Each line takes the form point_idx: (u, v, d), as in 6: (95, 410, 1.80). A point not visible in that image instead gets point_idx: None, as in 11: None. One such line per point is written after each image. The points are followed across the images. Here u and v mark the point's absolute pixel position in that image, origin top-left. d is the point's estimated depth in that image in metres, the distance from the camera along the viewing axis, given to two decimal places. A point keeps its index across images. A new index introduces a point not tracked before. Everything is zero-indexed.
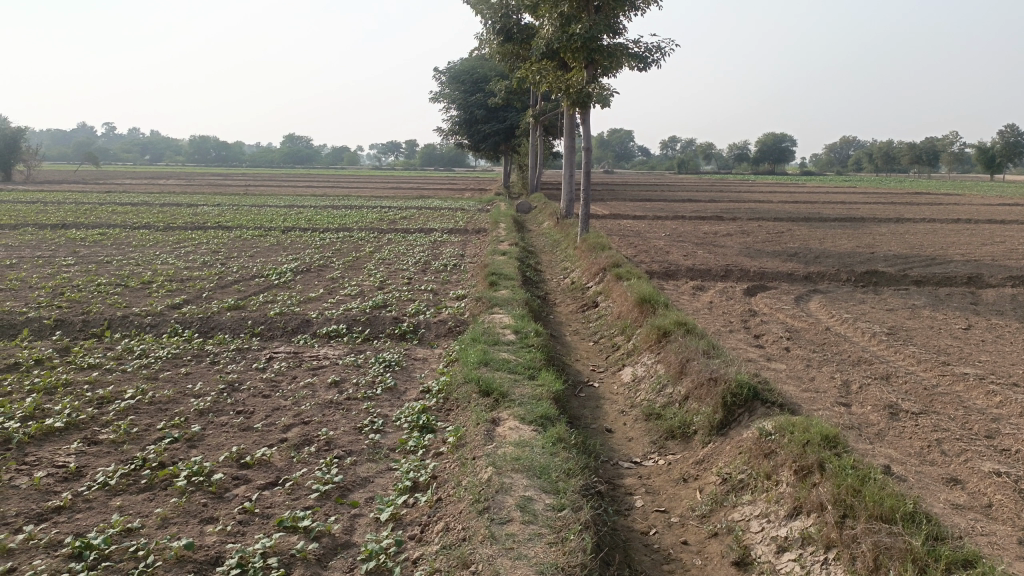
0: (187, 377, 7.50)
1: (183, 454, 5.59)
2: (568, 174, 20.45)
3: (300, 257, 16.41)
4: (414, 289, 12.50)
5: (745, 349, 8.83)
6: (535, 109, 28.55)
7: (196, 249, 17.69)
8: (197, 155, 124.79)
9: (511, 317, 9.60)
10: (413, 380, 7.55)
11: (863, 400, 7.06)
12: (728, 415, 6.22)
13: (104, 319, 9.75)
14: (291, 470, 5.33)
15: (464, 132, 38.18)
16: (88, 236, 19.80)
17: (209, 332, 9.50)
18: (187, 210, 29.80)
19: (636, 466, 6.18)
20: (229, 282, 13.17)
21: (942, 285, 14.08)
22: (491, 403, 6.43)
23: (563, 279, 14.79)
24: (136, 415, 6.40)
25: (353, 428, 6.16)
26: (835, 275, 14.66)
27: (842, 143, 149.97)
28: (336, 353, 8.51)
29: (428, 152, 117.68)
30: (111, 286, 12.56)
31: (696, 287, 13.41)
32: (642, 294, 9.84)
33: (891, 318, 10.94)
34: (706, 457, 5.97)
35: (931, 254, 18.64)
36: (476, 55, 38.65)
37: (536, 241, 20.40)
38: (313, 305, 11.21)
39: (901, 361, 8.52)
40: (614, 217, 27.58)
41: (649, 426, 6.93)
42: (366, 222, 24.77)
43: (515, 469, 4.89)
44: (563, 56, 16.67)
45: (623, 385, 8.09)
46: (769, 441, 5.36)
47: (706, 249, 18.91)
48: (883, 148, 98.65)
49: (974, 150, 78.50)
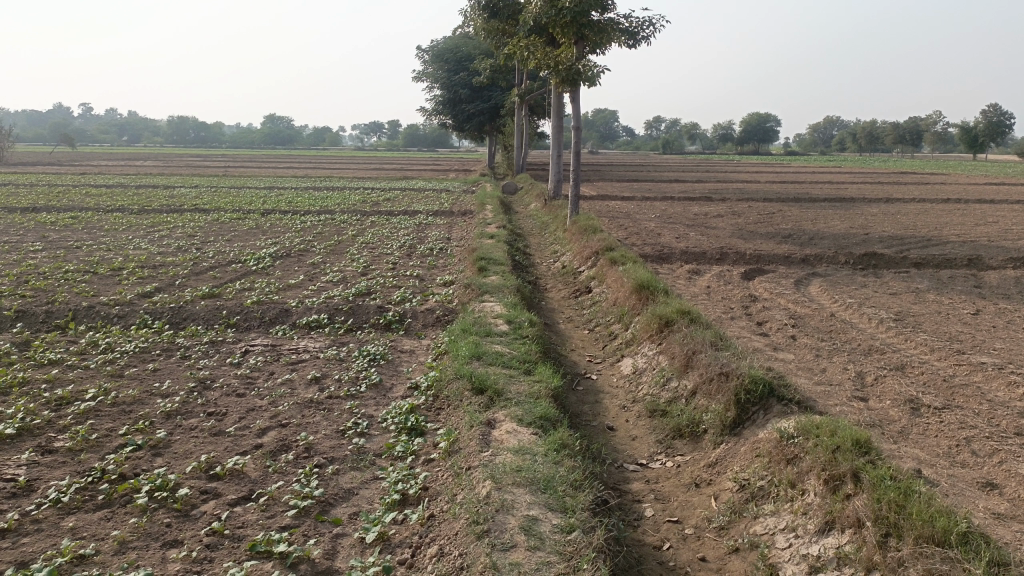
0: (155, 374, 6.93)
1: (147, 464, 5.06)
2: (555, 156, 19.79)
3: (280, 241, 15.77)
4: (399, 275, 11.96)
5: (749, 338, 8.37)
6: (520, 88, 27.80)
7: (171, 233, 17.01)
8: (176, 136, 122.60)
9: (503, 306, 9.08)
10: (399, 376, 7.04)
11: (881, 394, 6.63)
12: (742, 414, 5.75)
13: (69, 309, 9.14)
14: (266, 482, 4.81)
15: (447, 112, 37.47)
16: (59, 220, 19.04)
17: (180, 323, 8.92)
18: (164, 192, 29.02)
19: (642, 470, 5.71)
20: (204, 268, 12.55)
21: (942, 268, 13.69)
22: (485, 402, 5.93)
23: (554, 263, 14.27)
24: (97, 418, 5.85)
25: (336, 432, 5.65)
26: (833, 258, 14.23)
27: (826, 123, 149.75)
28: (317, 346, 7.96)
29: (412, 133, 116.15)
30: (79, 273, 11.93)
31: (692, 271, 12.96)
32: (640, 279, 9.35)
33: (895, 302, 10.54)
34: (719, 460, 5.52)
35: (927, 235, 18.29)
36: (460, 32, 37.79)
37: (523, 223, 19.90)
38: (292, 292, 10.65)
39: (913, 350, 8.09)
40: (602, 198, 27.08)
41: (653, 423, 6.47)
42: (349, 204, 24.15)
43: (517, 482, 4.40)
44: (551, 32, 16.06)
45: (623, 379, 7.62)
46: (791, 445, 4.92)
47: (697, 230, 18.47)
48: (868, 128, 98.60)
49: (958, 129, 78.11)
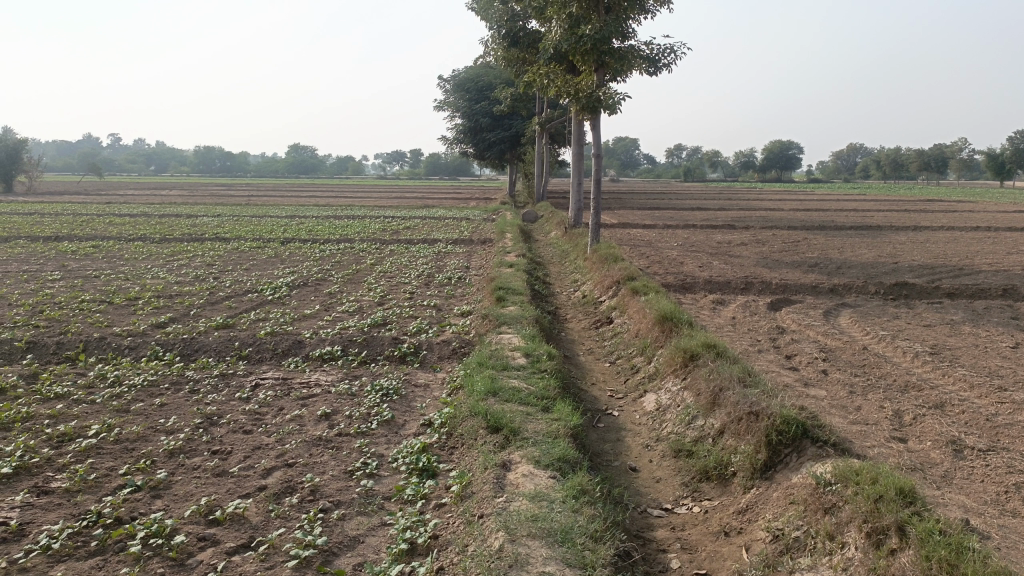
0: (161, 409, 6.72)
1: (145, 507, 4.82)
2: (575, 184, 19.57)
3: (298, 270, 15.64)
4: (416, 305, 11.74)
5: (778, 373, 8.02)
6: (541, 116, 27.75)
7: (190, 262, 16.97)
8: (202, 166, 124.47)
9: (521, 338, 8.80)
10: (413, 412, 6.77)
11: (920, 434, 6.25)
12: (773, 456, 5.42)
13: (80, 340, 8.99)
14: (268, 529, 4.54)
15: (468, 141, 37.53)
16: (80, 249, 19.09)
17: (192, 354, 8.73)
18: (186, 221, 29.21)
19: (666, 515, 5.39)
20: (219, 298, 12.41)
21: (976, 298, 13.24)
22: (500, 441, 5.65)
23: (574, 292, 14.00)
24: (97, 457, 5.63)
25: (343, 473, 5.38)
26: (862, 288, 13.83)
27: (849, 151, 148.87)
28: (329, 379, 7.73)
29: (433, 162, 117.09)
30: (94, 303, 11.83)
31: (716, 301, 12.63)
32: (663, 311, 9.04)
33: (930, 335, 10.14)
34: (750, 506, 5.19)
35: (958, 263, 17.83)
36: (481, 62, 37.98)
37: (544, 252, 19.68)
38: (307, 323, 10.46)
39: (952, 387, 7.69)
40: (624, 227, 26.84)
41: (678, 464, 6.14)
42: (369, 233, 24.10)
43: (533, 533, 4.09)
44: (572, 59, 15.91)
45: (646, 416, 7.29)
46: (829, 492, 4.59)
47: (721, 259, 18.15)
48: (891, 155, 97.83)
49: (983, 157, 77.14)
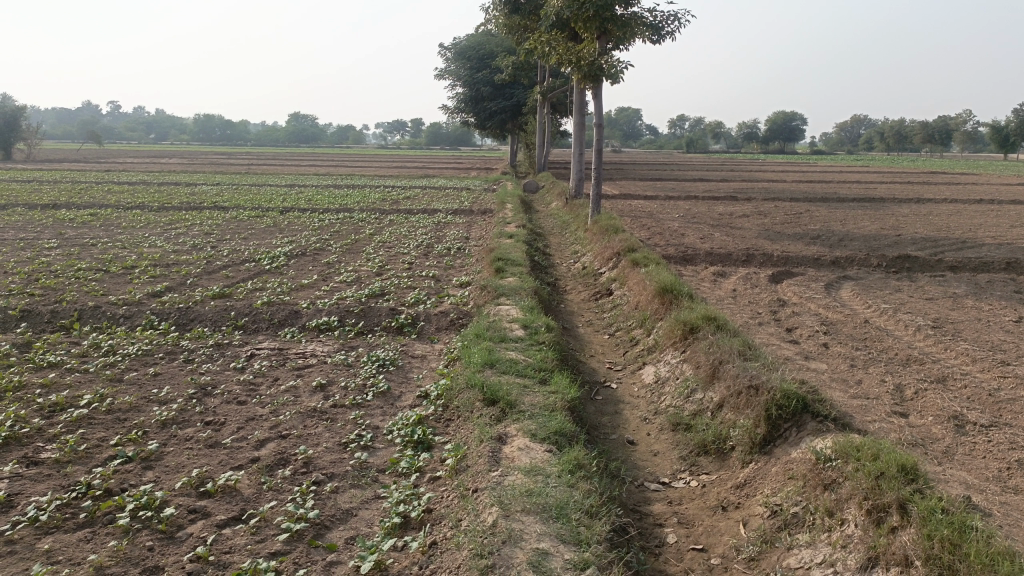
0: (155, 380, 6.65)
1: (136, 479, 4.76)
2: (577, 154, 19.34)
3: (296, 240, 15.52)
4: (414, 275, 11.63)
5: (778, 346, 7.94)
6: (542, 86, 27.41)
7: (188, 231, 16.83)
8: (202, 134, 123.68)
9: (519, 309, 8.71)
10: (409, 383, 6.69)
11: (922, 409, 6.18)
12: (773, 430, 5.35)
13: (74, 309, 8.89)
14: (260, 502, 4.49)
15: (469, 110, 37.15)
16: (78, 217, 18.95)
17: (187, 324, 8.64)
18: (185, 189, 29.00)
19: (664, 489, 5.33)
20: (217, 267, 12.30)
21: (980, 271, 13.12)
22: (497, 414, 5.58)
23: (574, 263, 13.89)
24: (89, 427, 5.56)
25: (337, 445, 5.31)
26: (865, 261, 13.71)
27: (853, 122, 147.59)
28: (325, 350, 7.65)
29: (434, 131, 116.30)
30: (90, 271, 11.72)
31: (717, 273, 12.53)
32: (663, 282, 8.93)
33: (932, 308, 10.04)
34: (748, 481, 5.13)
35: (961, 236, 17.68)
36: (483, 30, 37.48)
37: (544, 222, 19.54)
38: (304, 293, 10.36)
39: (954, 361, 7.61)
40: (625, 197, 26.65)
41: (676, 438, 6.08)
42: (368, 202, 23.93)
43: (527, 508, 4.03)
44: (574, 27, 15.63)
45: (645, 388, 7.22)
46: (829, 468, 4.53)
47: (722, 231, 18.01)
48: (896, 127, 97.04)
49: (988, 129, 76.47)
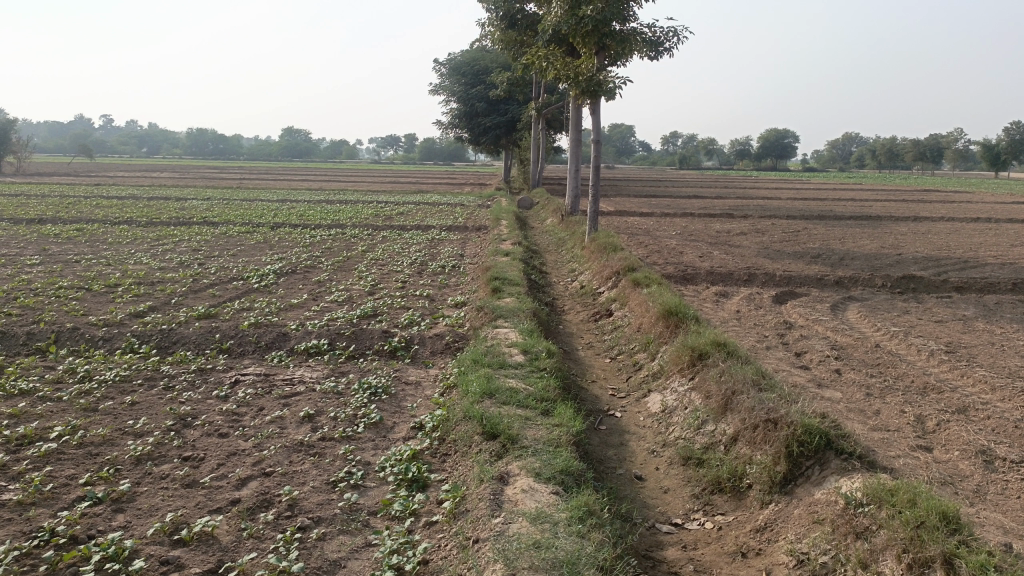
0: (132, 409, 6.25)
1: (105, 524, 4.35)
2: (574, 171, 19.01)
3: (286, 257, 15.14)
4: (408, 295, 11.26)
5: (789, 372, 7.58)
6: (538, 101, 27.15)
7: (176, 247, 16.43)
8: (194, 148, 123.28)
9: (518, 333, 8.33)
10: (403, 413, 6.31)
11: (947, 442, 5.82)
12: (794, 469, 4.99)
13: (52, 330, 8.47)
14: (239, 551, 4.09)
15: (463, 126, 36.92)
16: (63, 232, 18.52)
17: (169, 347, 8.24)
18: (175, 204, 28.55)
19: (677, 532, 4.95)
20: (203, 285, 11.89)
21: (986, 292, 12.83)
22: (497, 450, 5.20)
23: (572, 282, 13.54)
24: (57, 463, 5.15)
25: (326, 484, 4.92)
26: (868, 281, 13.41)
27: (845, 140, 148.26)
28: (314, 376, 7.26)
29: (428, 147, 116.59)
30: (72, 290, 11.30)
31: (719, 294, 12.20)
32: (667, 304, 8.58)
33: (943, 331, 9.74)
34: (768, 524, 4.77)
35: (963, 256, 17.43)
36: (478, 45, 37.30)
37: (539, 239, 19.23)
38: (294, 313, 9.98)
39: (972, 389, 7.26)
40: (620, 214, 26.39)
41: (688, 473, 5.71)
42: (361, 218, 23.55)
43: (534, 564, 3.65)
44: (571, 41, 15.35)
45: (651, 418, 6.85)
46: (861, 515, 4.17)
47: (721, 249, 17.72)
48: (887, 145, 97.46)
49: (980, 147, 76.75)
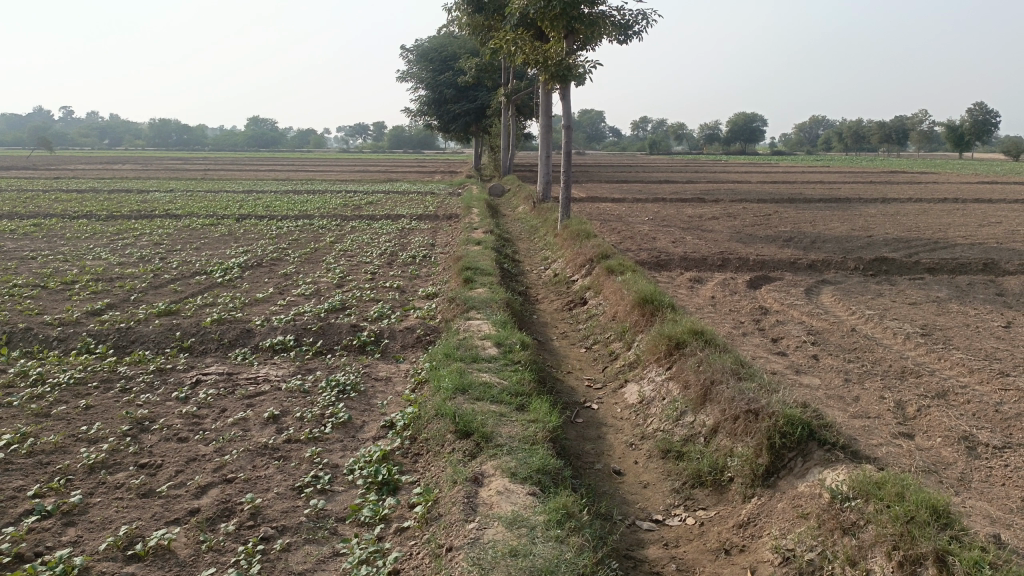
0: (87, 414, 5.94)
1: (53, 540, 4.08)
2: (544, 157, 18.76)
3: (252, 249, 14.76)
4: (378, 286, 11.00)
5: (767, 360, 7.46)
6: (508, 87, 26.82)
7: (137, 242, 15.95)
8: (158, 139, 120.97)
9: (491, 324, 8.12)
10: (372, 411, 6.08)
11: (929, 429, 5.72)
12: (776, 461, 4.85)
13: (3, 331, 8.09)
14: (197, 567, 3.85)
15: (432, 113, 36.49)
16: (20, 228, 17.91)
17: (127, 346, 7.90)
18: (137, 196, 27.85)
19: (657, 529, 4.79)
20: (165, 281, 11.51)
21: (958, 273, 12.86)
22: (470, 449, 4.99)
23: (544, 271, 13.35)
24: (4, 474, 4.84)
25: (291, 490, 4.69)
26: (841, 264, 13.38)
27: (811, 123, 149.52)
28: (280, 374, 7.00)
29: (397, 135, 115.82)
30: (27, 288, 10.87)
31: (693, 279, 12.09)
32: (642, 292, 8.41)
33: (918, 313, 9.70)
34: (751, 519, 4.63)
35: (932, 237, 17.51)
36: (445, 31, 36.80)
37: (512, 227, 19.01)
38: (259, 308, 9.67)
39: (950, 372, 7.18)
40: (592, 200, 26.23)
41: (667, 467, 5.56)
42: (330, 208, 23.15)
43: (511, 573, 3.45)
44: (540, 25, 15.05)
45: (628, 409, 6.69)
46: (848, 509, 4.03)
47: (694, 234, 17.65)
48: (854, 128, 98.42)
49: (944, 128, 77.65)
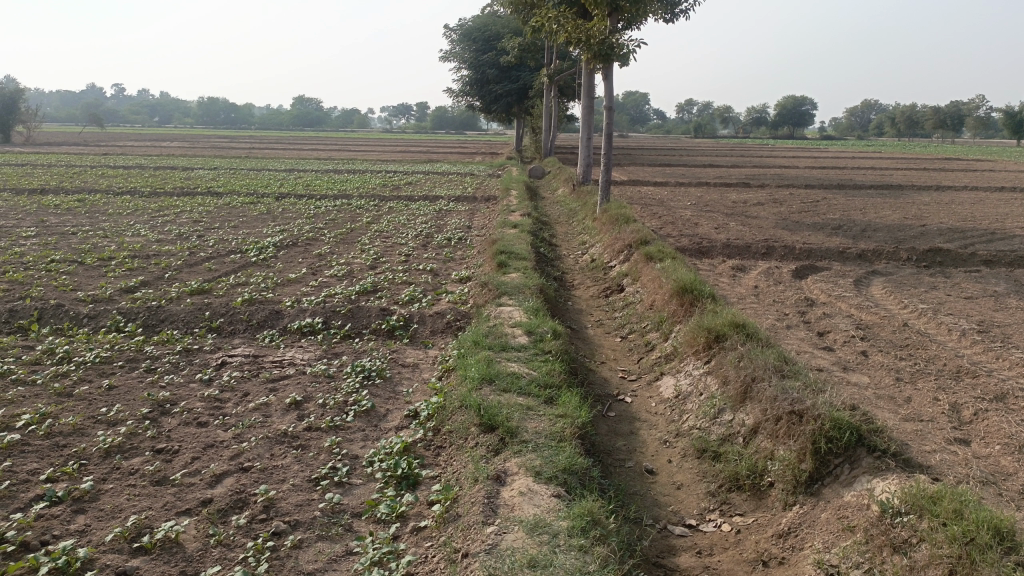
0: (109, 395, 5.85)
1: (61, 528, 3.96)
2: (585, 139, 18.36)
3: (288, 228, 14.69)
4: (411, 269, 10.83)
5: (813, 355, 7.10)
6: (550, 68, 26.35)
7: (176, 219, 16.02)
8: (206, 117, 122.60)
9: (523, 311, 7.87)
10: (397, 399, 5.89)
11: (986, 435, 5.32)
12: (821, 467, 4.53)
13: (35, 307, 8.07)
14: (204, 562, 3.70)
15: (474, 93, 36.20)
16: (64, 203, 18.13)
17: (155, 325, 7.83)
18: (181, 173, 28.05)
19: (690, 535, 4.52)
20: (200, 259, 11.47)
21: (1017, 266, 12.21)
22: (494, 445, 4.77)
23: (582, 256, 13.05)
24: (19, 456, 4.75)
25: (307, 482, 4.51)
26: (893, 254, 12.80)
27: (864, 107, 145.34)
28: (306, 358, 6.85)
29: (441, 115, 115.57)
30: (64, 263, 10.91)
31: (736, 268, 11.68)
32: (681, 281, 8.06)
33: (974, 308, 9.20)
34: (792, 529, 4.33)
35: (989, 227, 16.74)
36: (488, 11, 36.38)
37: (550, 210, 18.69)
38: (290, 289, 9.56)
39: (1010, 373, 6.74)
40: (634, 184, 25.75)
41: (703, 468, 5.27)
42: (369, 188, 23.09)
43: None
44: (582, 2, 14.61)
45: (663, 404, 6.41)
46: (900, 526, 3.70)
47: (738, 220, 17.15)
48: (907, 113, 95.41)
49: (1002, 115, 74.71)
